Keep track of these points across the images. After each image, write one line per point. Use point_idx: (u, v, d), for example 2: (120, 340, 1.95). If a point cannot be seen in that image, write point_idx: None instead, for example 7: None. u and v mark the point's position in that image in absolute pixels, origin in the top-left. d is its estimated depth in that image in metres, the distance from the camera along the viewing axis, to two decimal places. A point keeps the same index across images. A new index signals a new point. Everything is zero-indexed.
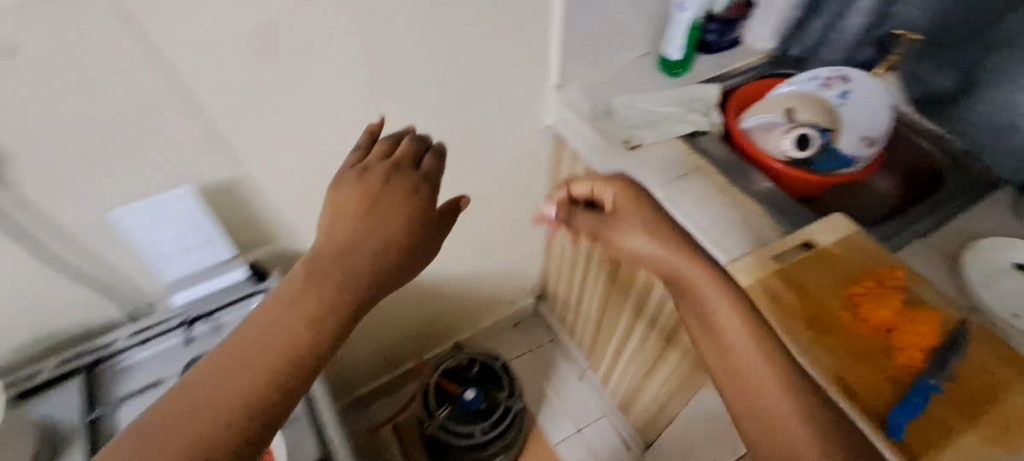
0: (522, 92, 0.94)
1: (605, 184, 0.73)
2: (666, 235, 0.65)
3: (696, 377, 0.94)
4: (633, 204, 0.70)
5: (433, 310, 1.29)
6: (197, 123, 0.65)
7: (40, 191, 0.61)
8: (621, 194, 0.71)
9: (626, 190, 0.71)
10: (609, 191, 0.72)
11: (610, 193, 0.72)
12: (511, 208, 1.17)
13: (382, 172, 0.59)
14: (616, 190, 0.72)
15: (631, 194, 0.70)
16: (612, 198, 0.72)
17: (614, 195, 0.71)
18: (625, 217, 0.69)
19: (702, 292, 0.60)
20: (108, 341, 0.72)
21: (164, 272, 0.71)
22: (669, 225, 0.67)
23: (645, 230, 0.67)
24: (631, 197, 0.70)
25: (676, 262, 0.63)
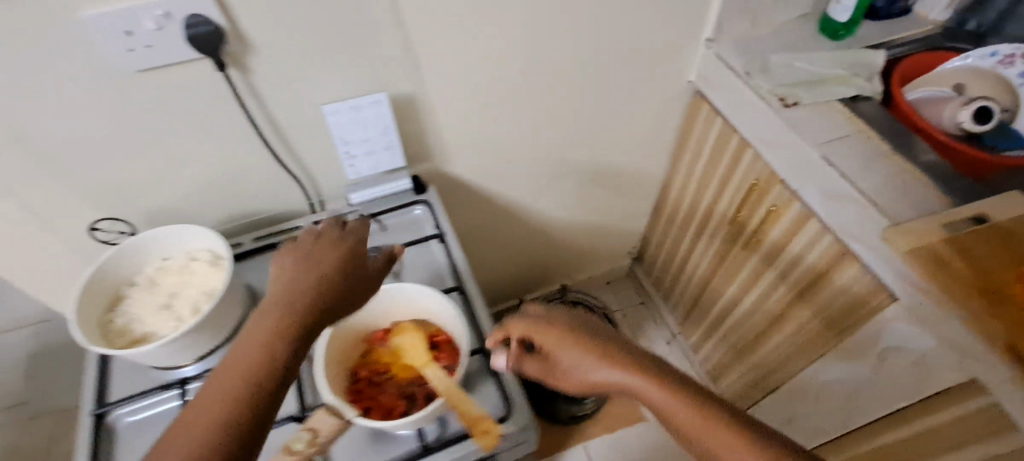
0: (676, 42, 0.94)
1: (523, 325, 0.61)
2: (584, 334, 0.58)
3: (816, 347, 0.93)
4: (566, 337, 0.59)
5: (541, 255, 1.33)
6: (401, 36, 0.71)
7: (267, 82, 0.68)
8: (554, 325, 0.60)
9: (536, 326, 0.61)
10: (546, 341, 0.60)
11: (540, 333, 0.60)
12: (633, 162, 1.18)
13: (314, 237, 0.61)
14: (547, 333, 0.60)
15: (559, 329, 0.60)
16: (546, 338, 0.60)
17: (540, 334, 0.60)
18: (563, 351, 0.58)
19: (636, 387, 0.52)
20: (297, 225, 0.82)
21: (350, 168, 0.80)
22: (582, 319, 0.61)
23: (577, 341, 0.58)
24: (555, 331, 0.60)
25: (602, 369, 0.55)
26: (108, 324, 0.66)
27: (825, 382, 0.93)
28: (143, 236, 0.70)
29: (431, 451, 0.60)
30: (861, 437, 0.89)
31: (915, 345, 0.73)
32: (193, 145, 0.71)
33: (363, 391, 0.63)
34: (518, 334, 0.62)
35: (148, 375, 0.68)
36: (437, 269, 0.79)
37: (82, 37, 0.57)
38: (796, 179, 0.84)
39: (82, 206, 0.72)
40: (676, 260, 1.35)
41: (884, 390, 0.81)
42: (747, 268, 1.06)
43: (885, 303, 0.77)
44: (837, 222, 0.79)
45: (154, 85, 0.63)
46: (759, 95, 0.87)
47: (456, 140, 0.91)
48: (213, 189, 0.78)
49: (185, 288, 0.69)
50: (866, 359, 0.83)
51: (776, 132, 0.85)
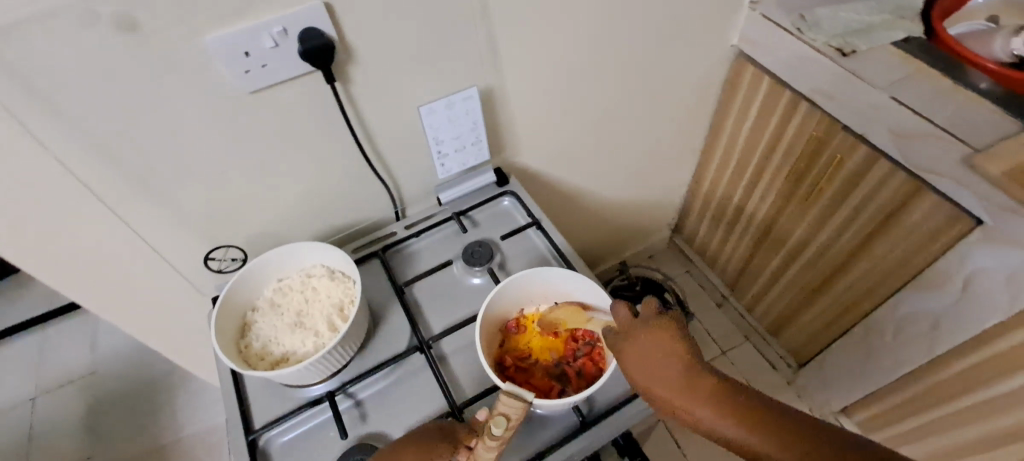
0: (722, 7, 0.96)
1: (632, 354, 0.54)
2: (666, 354, 0.52)
3: (888, 285, 0.97)
4: (678, 381, 0.51)
5: (592, 236, 1.35)
6: (483, 31, 0.73)
7: (364, 90, 0.69)
8: (655, 355, 0.53)
9: (646, 349, 0.53)
10: (644, 377, 0.53)
11: (635, 357, 0.54)
12: (677, 133, 1.21)
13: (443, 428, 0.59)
14: (644, 365, 0.53)
15: (660, 358, 0.52)
16: (641, 371, 0.53)
17: (635, 366, 0.53)
18: (666, 389, 0.51)
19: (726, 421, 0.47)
20: (392, 233, 0.85)
21: (441, 165, 0.83)
22: (670, 337, 0.53)
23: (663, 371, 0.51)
24: (656, 356, 0.53)
25: (690, 397, 0.49)
26: (245, 349, 0.68)
27: (905, 315, 0.96)
28: (260, 260, 0.71)
29: (592, 422, 0.63)
30: (948, 361, 0.93)
31: (1002, 265, 0.77)
32: (293, 163, 0.71)
33: (515, 376, 0.65)
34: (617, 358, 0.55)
35: (287, 394, 0.69)
36: (541, 254, 0.80)
37: (199, 63, 0.56)
38: (862, 123, 0.87)
39: (190, 238, 0.71)
40: (721, 226, 1.38)
41: (970, 313, 0.85)
42: (805, 220, 1.09)
43: (967, 230, 0.80)
44: (908, 158, 0.83)
45: (264, 105, 0.63)
46: (816, 48, 0.89)
47: (525, 129, 0.92)
48: (309, 206, 0.78)
49: (311, 304, 0.71)
50: (948, 287, 0.86)
51: (838, 81, 0.88)
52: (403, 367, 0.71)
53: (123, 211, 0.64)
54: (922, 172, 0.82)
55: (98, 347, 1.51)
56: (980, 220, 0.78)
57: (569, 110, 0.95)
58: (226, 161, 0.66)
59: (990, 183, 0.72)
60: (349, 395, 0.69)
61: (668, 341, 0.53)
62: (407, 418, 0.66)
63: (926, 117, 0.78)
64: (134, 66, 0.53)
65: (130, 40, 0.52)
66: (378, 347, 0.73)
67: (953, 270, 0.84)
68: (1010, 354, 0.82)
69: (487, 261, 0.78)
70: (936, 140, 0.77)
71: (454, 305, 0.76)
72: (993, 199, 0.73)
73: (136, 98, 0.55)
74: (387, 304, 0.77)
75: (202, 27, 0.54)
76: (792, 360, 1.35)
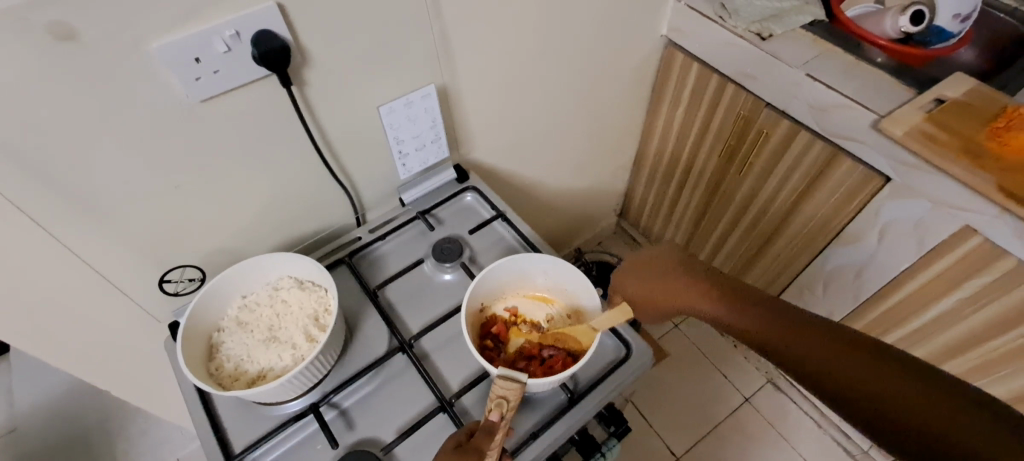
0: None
1: (633, 275, 0.67)
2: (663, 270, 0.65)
3: (815, 244, 1.07)
4: (672, 290, 0.64)
5: (545, 226, 1.39)
6: (436, 28, 0.73)
7: (319, 93, 0.67)
8: (653, 272, 0.66)
9: (648, 268, 0.66)
10: (652, 293, 0.65)
11: (635, 278, 0.67)
12: (617, 120, 1.26)
13: (460, 438, 0.56)
14: (652, 283, 0.65)
15: (655, 273, 0.66)
16: (648, 287, 0.65)
17: (638, 284, 0.66)
18: (671, 294, 0.63)
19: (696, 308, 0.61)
20: (355, 238, 0.83)
21: (403, 164, 0.84)
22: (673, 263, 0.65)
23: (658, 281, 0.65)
24: (651, 270, 0.66)
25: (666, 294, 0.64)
26: (217, 371, 0.65)
27: (833, 268, 1.06)
28: (222, 278, 0.68)
29: (580, 398, 0.65)
30: (871, 306, 1.04)
31: (908, 214, 0.88)
32: (248, 172, 0.69)
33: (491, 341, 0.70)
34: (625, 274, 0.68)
35: (263, 413, 0.66)
36: (509, 244, 0.82)
37: (146, 71, 0.54)
38: (783, 100, 0.96)
39: (139, 260, 0.67)
40: (662, 207, 1.46)
41: (886, 260, 0.96)
42: (738, 192, 1.18)
43: (879, 187, 0.90)
44: (823, 127, 0.92)
45: (215, 113, 0.61)
46: (738, 35, 0.98)
47: (477, 126, 0.93)
48: (266, 216, 0.75)
49: (283, 318, 0.69)
50: (866, 240, 0.97)
51: (759, 63, 0.96)
52: (386, 369, 0.70)
53: (64, 234, 0.60)
54: (837, 138, 0.91)
55: (16, 401, 1.36)
56: (888, 177, 0.88)
57: (518, 104, 0.97)
58: (178, 174, 0.63)
59: (894, 143, 0.82)
60: (332, 406, 0.67)
61: (660, 260, 0.66)
62: (397, 419, 0.66)
63: (836, 90, 0.88)
64: (75, 76, 0.51)
65: (68, 49, 0.49)
66: (355, 353, 0.71)
67: (870, 223, 0.94)
68: (922, 291, 0.94)
69: (458, 256, 0.78)
70: (847, 109, 0.87)
71: (428, 302, 0.76)
72: (897, 157, 0.83)
73: (75, 111, 0.52)
74: (361, 309, 0.75)
75: (148, 34, 0.52)
76: None
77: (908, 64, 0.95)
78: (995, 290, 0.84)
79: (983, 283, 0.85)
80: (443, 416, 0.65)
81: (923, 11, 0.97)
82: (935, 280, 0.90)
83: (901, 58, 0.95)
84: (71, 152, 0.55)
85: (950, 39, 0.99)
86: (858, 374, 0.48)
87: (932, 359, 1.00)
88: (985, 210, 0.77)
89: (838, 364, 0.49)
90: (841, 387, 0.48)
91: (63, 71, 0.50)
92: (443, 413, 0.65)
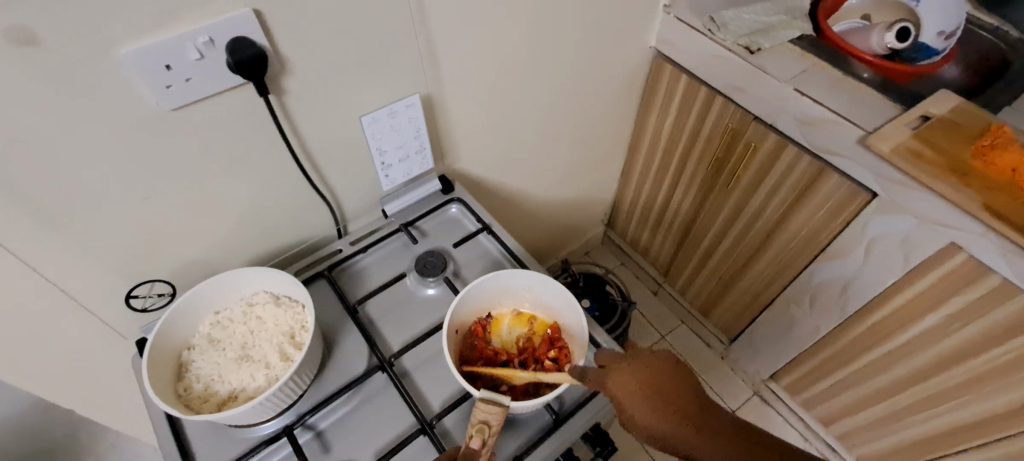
0: (642, 11, 1.02)
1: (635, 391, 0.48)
2: (658, 378, 0.47)
3: (802, 258, 1.07)
4: (682, 422, 0.45)
5: (531, 236, 1.37)
6: (421, 37, 0.71)
7: (299, 102, 0.65)
8: (654, 387, 0.47)
9: (649, 386, 0.47)
10: (658, 423, 0.46)
11: (631, 393, 0.48)
12: (606, 129, 1.25)
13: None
14: (652, 405, 0.46)
15: (662, 395, 0.46)
16: (656, 409, 0.46)
17: (634, 392, 0.48)
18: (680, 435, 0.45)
19: (692, 442, 0.44)
20: (335, 251, 0.81)
21: (387, 175, 0.82)
22: (667, 371, 0.48)
23: (651, 393, 0.47)
24: (650, 389, 0.47)
25: (655, 414, 0.46)
26: (185, 392, 0.62)
27: (820, 283, 1.06)
28: (194, 293, 0.65)
29: (565, 420, 0.64)
30: (857, 321, 1.04)
31: (894, 230, 0.88)
32: (223, 182, 0.66)
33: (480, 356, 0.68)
34: (614, 376, 0.50)
35: (235, 435, 0.63)
36: (494, 258, 0.80)
37: (113, 79, 0.51)
38: (771, 114, 0.96)
39: (105, 273, 0.64)
40: (651, 217, 1.45)
41: (873, 275, 0.96)
42: (726, 204, 1.17)
43: (865, 202, 0.89)
44: (810, 141, 0.92)
45: (189, 122, 0.58)
46: (726, 48, 0.97)
47: (463, 135, 0.91)
48: (242, 228, 0.72)
49: (257, 335, 0.66)
50: (852, 255, 0.97)
51: (748, 77, 0.96)
52: (364, 389, 0.67)
53: (24, 248, 0.57)
54: (824, 153, 0.91)
55: None
56: (874, 193, 0.87)
57: (504, 115, 0.95)
58: (148, 184, 0.60)
59: (881, 159, 0.82)
60: (308, 427, 0.64)
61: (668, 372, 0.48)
62: (375, 441, 0.63)
63: (824, 105, 0.88)
64: (36, 82, 0.48)
65: (30, 54, 0.46)
66: (333, 371, 0.68)
67: (856, 238, 0.94)
68: (906, 307, 0.94)
69: (442, 270, 0.76)
70: (835, 125, 0.87)
71: (410, 317, 0.74)
72: (884, 173, 0.83)
73: (37, 119, 0.50)
74: (340, 325, 0.73)
75: (117, 39, 0.50)
76: (724, 337, 1.46)
77: (892, 80, 0.95)
78: (979, 308, 0.84)
79: (967, 301, 0.85)
80: (424, 438, 0.63)
81: (909, 28, 0.98)
82: (920, 296, 0.90)
83: (886, 74, 0.96)
84: (33, 162, 0.52)
85: (934, 56, 1.00)
86: None
87: (917, 376, 1.00)
88: (970, 227, 0.77)
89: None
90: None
91: (23, 78, 0.47)
92: (423, 435, 0.62)
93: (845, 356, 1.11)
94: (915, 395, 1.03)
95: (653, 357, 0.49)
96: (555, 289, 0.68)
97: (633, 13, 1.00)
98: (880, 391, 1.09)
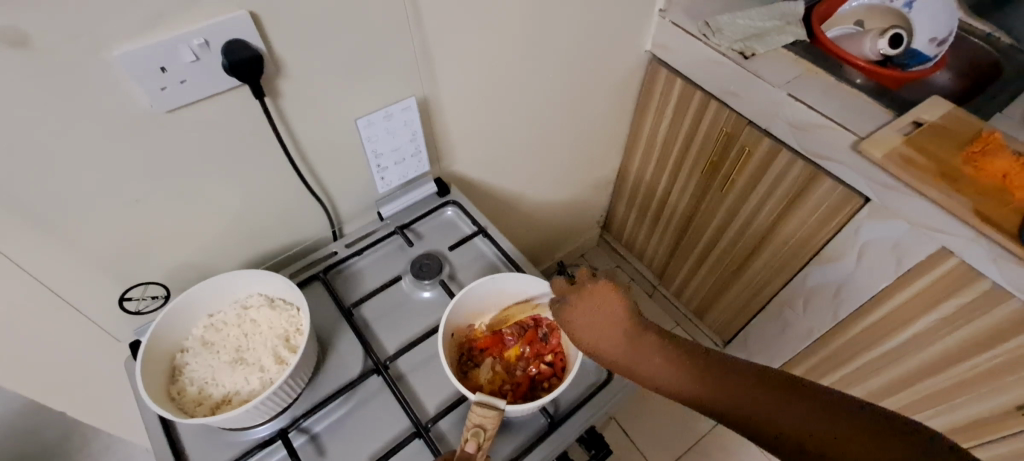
0: (636, 15, 1.02)
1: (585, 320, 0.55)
2: (602, 309, 0.55)
3: (795, 262, 1.08)
4: (618, 344, 0.53)
5: (527, 239, 1.37)
6: (417, 40, 0.71)
7: (295, 104, 0.65)
8: (593, 314, 0.55)
9: (596, 318, 0.55)
10: (599, 346, 0.54)
11: (575, 319, 0.56)
12: (601, 132, 1.25)
13: None
14: (597, 328, 0.54)
15: (604, 323, 0.54)
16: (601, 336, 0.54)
17: (582, 322, 0.55)
18: (615, 353, 0.53)
19: (626, 360, 0.52)
20: (330, 253, 0.80)
21: (382, 178, 0.81)
22: (610, 299, 0.55)
23: (595, 321, 0.54)
24: (595, 318, 0.55)
25: (596, 339, 0.54)
26: (179, 395, 0.62)
27: (813, 286, 1.07)
28: (188, 295, 0.65)
29: (560, 423, 0.64)
30: (849, 324, 1.05)
31: (886, 235, 0.89)
32: (218, 184, 0.66)
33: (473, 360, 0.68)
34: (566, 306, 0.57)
35: (228, 438, 0.62)
36: (490, 261, 0.80)
37: (106, 80, 0.51)
38: (765, 119, 0.97)
39: (98, 275, 0.64)
40: (646, 219, 1.46)
41: (865, 279, 0.97)
42: (720, 207, 1.18)
43: (857, 207, 0.90)
44: (803, 146, 0.93)
45: (183, 124, 0.58)
46: (721, 53, 0.98)
47: (458, 138, 0.91)
48: (236, 231, 0.72)
49: (251, 338, 0.66)
50: (845, 259, 0.97)
51: (742, 82, 0.97)
52: (359, 391, 0.67)
53: (15, 251, 0.56)
54: (817, 158, 0.92)
55: None
56: (867, 198, 0.88)
57: (499, 118, 0.96)
58: (142, 187, 0.60)
59: (873, 165, 0.83)
60: (303, 430, 0.64)
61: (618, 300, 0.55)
62: (370, 445, 0.63)
63: (816, 110, 0.88)
64: (29, 84, 0.48)
65: (23, 56, 0.46)
66: (328, 374, 0.68)
67: (849, 242, 0.95)
68: (898, 311, 0.94)
69: (437, 273, 0.76)
70: (828, 130, 0.88)
71: (405, 320, 0.74)
72: (876, 178, 0.84)
73: (29, 121, 0.49)
74: (335, 328, 0.73)
75: (111, 41, 0.49)
76: (718, 339, 1.46)
77: (885, 86, 0.96)
78: (969, 312, 0.85)
79: (958, 305, 0.86)
80: (418, 441, 0.63)
81: (902, 34, 0.99)
82: (911, 300, 0.91)
83: (878, 80, 0.96)
84: (25, 164, 0.51)
85: (926, 63, 1.00)
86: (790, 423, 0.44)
87: (909, 378, 1.01)
88: (961, 232, 0.78)
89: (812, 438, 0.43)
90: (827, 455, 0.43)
91: (16, 80, 0.47)
92: (418, 439, 0.62)
93: (837, 359, 1.12)
94: (907, 397, 1.04)
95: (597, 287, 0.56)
96: (551, 294, 0.68)
97: (628, 17, 1.01)
98: (872, 393, 1.10)
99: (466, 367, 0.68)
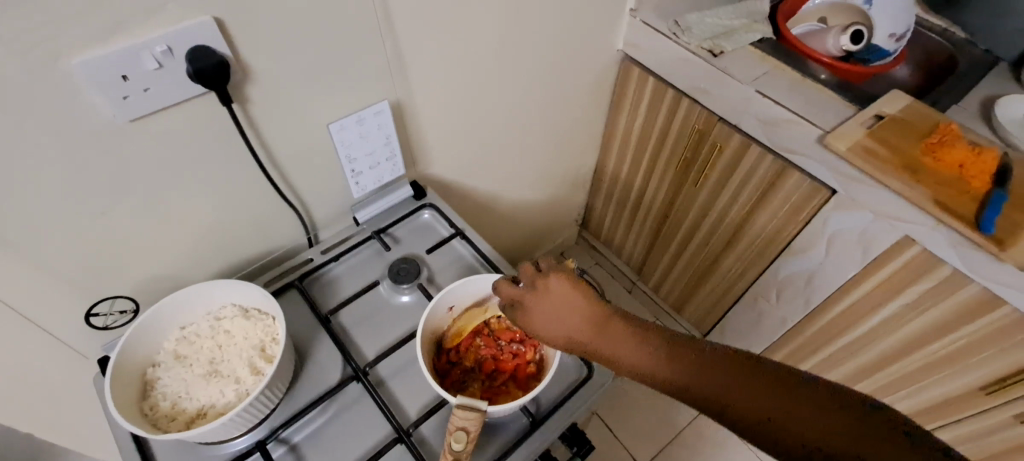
0: (608, 15, 1.03)
1: (551, 312, 0.56)
2: (567, 302, 0.56)
3: (768, 253, 1.10)
4: (585, 329, 0.54)
5: (505, 239, 1.37)
6: (389, 45, 0.71)
7: (263, 111, 0.64)
8: (561, 309, 0.56)
9: (563, 301, 0.56)
10: (566, 333, 0.55)
11: (547, 316, 0.56)
12: (577, 130, 1.26)
13: None
14: (563, 319, 0.55)
15: (572, 314, 0.55)
16: (569, 324, 0.55)
17: (552, 317, 0.56)
18: (618, 344, 0.52)
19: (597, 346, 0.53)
20: (305, 260, 0.79)
21: (357, 183, 0.81)
22: (563, 289, 0.57)
23: (564, 313, 0.56)
24: (566, 311, 0.56)
25: (557, 325, 0.55)
26: (151, 411, 0.60)
27: (785, 277, 1.09)
28: (159, 308, 0.63)
29: (542, 422, 0.64)
30: (820, 314, 1.08)
31: (851, 226, 0.91)
32: (188, 193, 0.64)
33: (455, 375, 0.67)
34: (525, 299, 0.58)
35: (204, 454, 0.61)
36: (468, 263, 0.80)
37: (65, 90, 0.49)
38: (734, 115, 0.99)
39: (63, 291, 0.62)
40: (624, 216, 1.47)
41: (833, 269, 0.99)
42: (695, 201, 1.19)
43: (825, 199, 0.92)
44: (771, 141, 0.95)
45: (147, 133, 0.57)
46: (691, 51, 1.00)
47: (433, 141, 0.91)
48: (207, 240, 0.71)
49: (225, 350, 0.65)
50: (814, 250, 1.00)
51: (711, 80, 0.99)
52: (338, 399, 0.66)
53: None
54: (786, 151, 0.94)
55: None
56: (833, 190, 0.90)
57: (474, 120, 0.96)
58: (104, 199, 0.58)
59: (838, 158, 0.85)
60: (281, 442, 0.63)
61: (572, 299, 0.56)
62: (351, 453, 0.62)
63: (784, 106, 0.91)
64: None
65: None
66: (306, 383, 0.67)
67: (817, 234, 0.97)
68: (865, 299, 0.98)
69: (415, 277, 0.76)
70: (794, 124, 0.90)
71: (383, 325, 0.73)
72: (841, 171, 0.86)
73: None
74: (312, 336, 0.72)
75: (67, 49, 0.48)
76: (697, 332, 1.49)
77: (848, 81, 0.99)
78: (932, 297, 0.88)
79: (922, 291, 0.88)
80: (400, 447, 0.62)
81: (863, 31, 1.02)
82: (877, 288, 0.94)
83: (841, 75, 0.99)
84: None
85: (887, 57, 1.04)
86: (754, 404, 0.45)
87: (877, 363, 1.04)
88: (922, 221, 0.81)
89: (796, 423, 0.43)
90: (752, 421, 0.45)
91: None
92: (400, 444, 0.62)
93: (811, 348, 1.15)
94: (877, 382, 1.07)
95: (559, 290, 0.57)
96: None
97: (599, 17, 1.02)
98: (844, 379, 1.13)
99: (452, 358, 0.68)
